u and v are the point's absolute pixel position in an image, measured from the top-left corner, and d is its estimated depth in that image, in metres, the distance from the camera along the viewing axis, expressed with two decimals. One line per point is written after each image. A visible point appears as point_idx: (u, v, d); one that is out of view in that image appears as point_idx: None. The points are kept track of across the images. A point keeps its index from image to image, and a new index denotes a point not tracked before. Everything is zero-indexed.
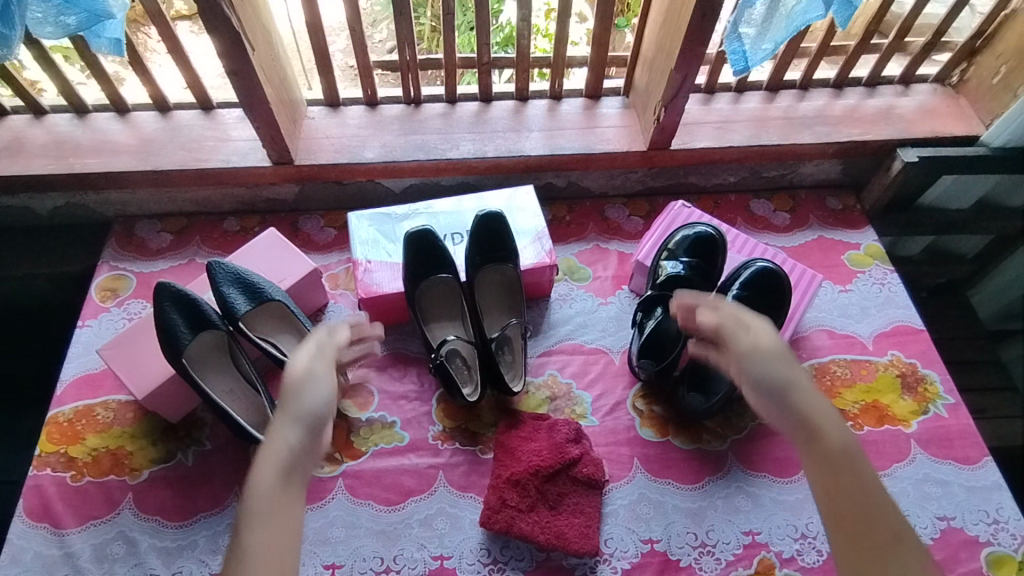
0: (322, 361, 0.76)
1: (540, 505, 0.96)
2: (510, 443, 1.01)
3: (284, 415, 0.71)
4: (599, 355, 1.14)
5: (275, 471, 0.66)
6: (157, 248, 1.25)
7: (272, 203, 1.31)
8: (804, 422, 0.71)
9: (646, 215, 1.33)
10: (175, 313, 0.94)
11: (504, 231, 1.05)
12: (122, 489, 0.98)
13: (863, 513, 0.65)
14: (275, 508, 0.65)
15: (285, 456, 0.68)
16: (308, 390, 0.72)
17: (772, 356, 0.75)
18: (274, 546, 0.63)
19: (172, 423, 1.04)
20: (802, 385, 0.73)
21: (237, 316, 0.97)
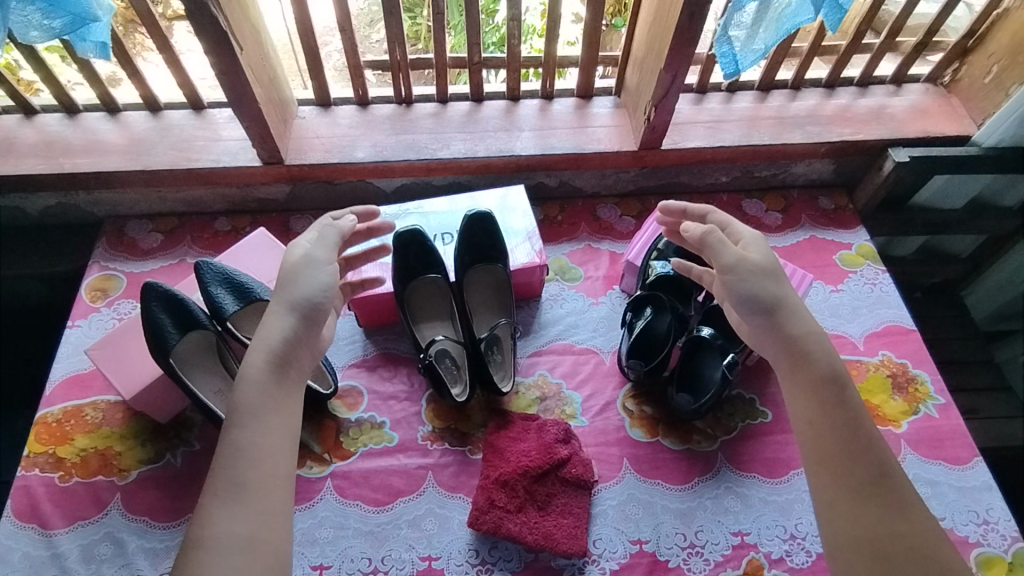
0: (322, 257, 0.80)
1: (529, 506, 0.96)
2: (499, 444, 1.01)
3: (284, 300, 0.76)
4: (590, 355, 1.14)
5: (262, 360, 0.72)
6: (147, 248, 1.25)
7: (263, 203, 1.30)
8: (793, 343, 0.77)
9: (637, 216, 1.33)
10: (163, 314, 0.93)
11: (493, 231, 1.05)
12: (110, 490, 0.98)
13: (841, 420, 0.72)
14: (268, 391, 0.71)
15: (279, 344, 0.73)
16: (302, 283, 0.77)
17: (764, 273, 0.80)
18: (275, 424, 0.69)
19: (161, 423, 1.04)
20: (792, 305, 0.79)
21: (224, 317, 0.96)
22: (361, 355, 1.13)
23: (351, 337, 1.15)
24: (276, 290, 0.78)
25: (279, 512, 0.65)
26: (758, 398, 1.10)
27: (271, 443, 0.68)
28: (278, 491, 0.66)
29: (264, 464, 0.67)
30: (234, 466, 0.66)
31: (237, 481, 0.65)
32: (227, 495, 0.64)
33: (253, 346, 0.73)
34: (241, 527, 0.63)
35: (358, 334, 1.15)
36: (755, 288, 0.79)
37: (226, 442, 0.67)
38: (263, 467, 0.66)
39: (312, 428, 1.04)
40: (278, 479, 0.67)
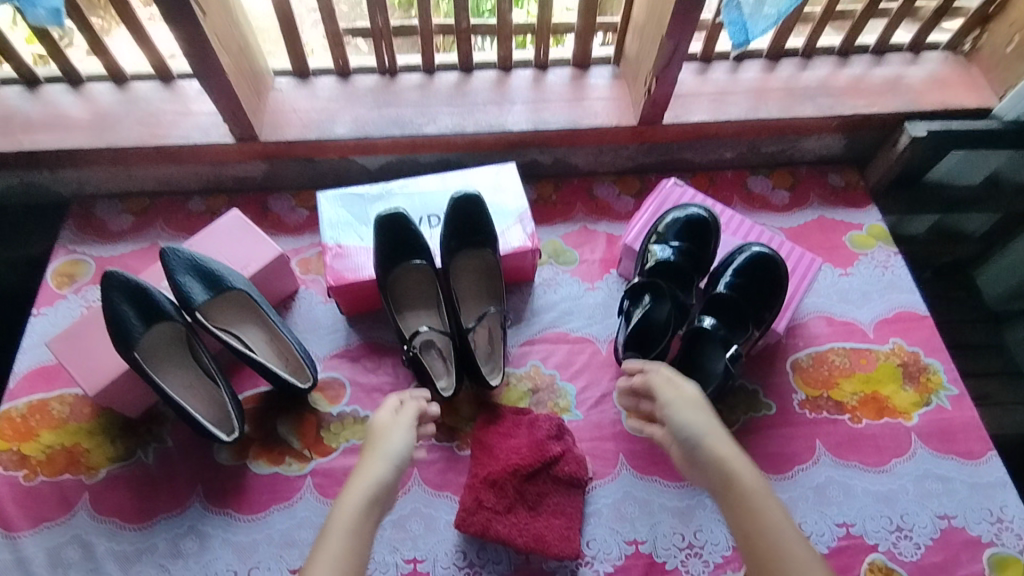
0: (409, 416, 0.85)
1: (519, 507, 0.91)
2: (488, 441, 0.96)
3: (380, 456, 0.78)
4: (585, 344, 1.08)
5: (362, 497, 0.73)
6: (118, 231, 1.16)
7: (240, 181, 1.21)
8: (721, 466, 0.74)
9: (637, 195, 1.26)
10: (126, 305, 0.86)
11: (482, 215, 0.97)
12: (78, 489, 0.92)
13: (771, 543, 0.67)
14: (362, 521, 0.71)
15: (381, 481, 0.75)
16: (399, 437, 0.81)
17: (694, 408, 0.80)
18: (351, 555, 0.68)
19: (131, 418, 0.98)
20: (720, 433, 0.77)
21: (193, 308, 0.90)
22: (344, 345, 1.07)
23: (333, 325, 1.08)
24: (369, 445, 0.81)
25: None
26: (762, 388, 1.04)
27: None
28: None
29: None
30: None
31: None
32: None
33: (355, 478, 0.76)
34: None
35: (340, 322, 1.09)
36: (688, 421, 0.78)
37: (314, 560, 0.67)
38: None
39: (291, 422, 0.99)
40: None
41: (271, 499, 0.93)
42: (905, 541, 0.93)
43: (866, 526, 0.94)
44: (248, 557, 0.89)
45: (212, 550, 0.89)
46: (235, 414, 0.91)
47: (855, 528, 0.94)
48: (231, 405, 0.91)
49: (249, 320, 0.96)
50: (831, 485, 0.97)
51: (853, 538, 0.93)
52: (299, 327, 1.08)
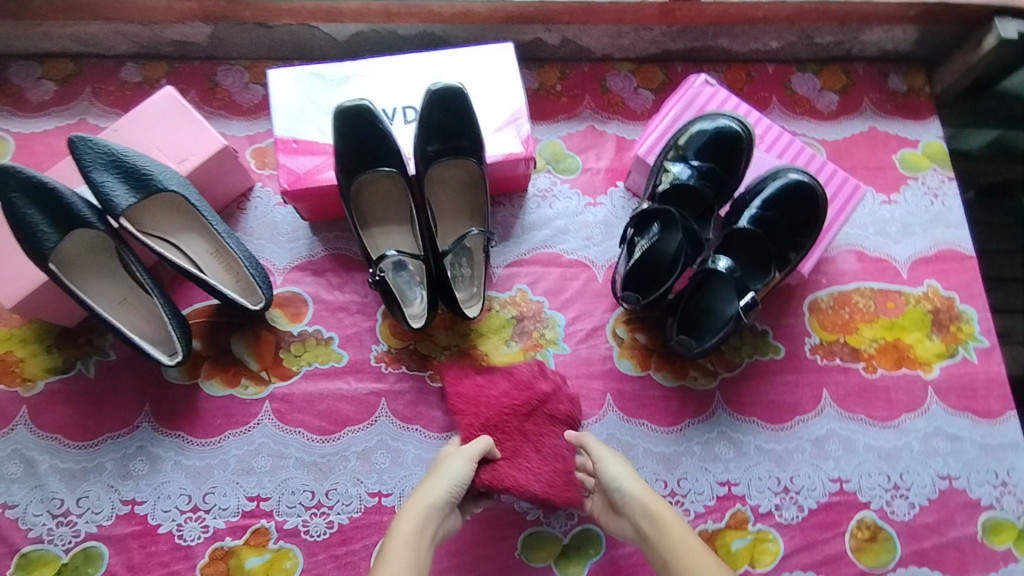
0: (472, 449, 0.78)
1: (527, 446, 0.84)
2: (468, 391, 0.87)
3: (439, 479, 0.74)
4: (579, 269, 0.96)
5: (419, 516, 0.70)
6: (38, 101, 0.98)
7: (181, 47, 1.00)
8: (651, 515, 0.71)
9: (658, 89, 1.06)
10: (32, 210, 0.73)
11: (465, 114, 0.80)
12: (13, 402, 0.84)
13: None
14: (421, 544, 0.68)
15: (438, 503, 0.71)
16: (459, 459, 0.76)
17: (624, 464, 0.77)
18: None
19: (68, 326, 0.87)
20: (648, 486, 0.74)
21: (117, 213, 0.76)
22: (307, 256, 0.94)
23: (294, 233, 0.95)
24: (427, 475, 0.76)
25: None
26: (771, 330, 0.94)
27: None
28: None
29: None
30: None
31: None
32: None
33: (413, 498, 0.72)
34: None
35: (302, 230, 0.95)
36: (624, 482, 0.74)
37: None
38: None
39: (247, 340, 0.89)
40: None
41: (225, 423, 0.86)
42: (900, 500, 0.88)
43: (861, 482, 0.88)
44: (202, 482, 0.83)
45: (164, 473, 0.83)
46: (175, 334, 0.80)
47: (849, 485, 0.88)
48: (169, 324, 0.79)
49: (188, 228, 0.82)
50: (831, 439, 0.89)
51: (846, 495, 0.88)
52: (254, 233, 0.94)
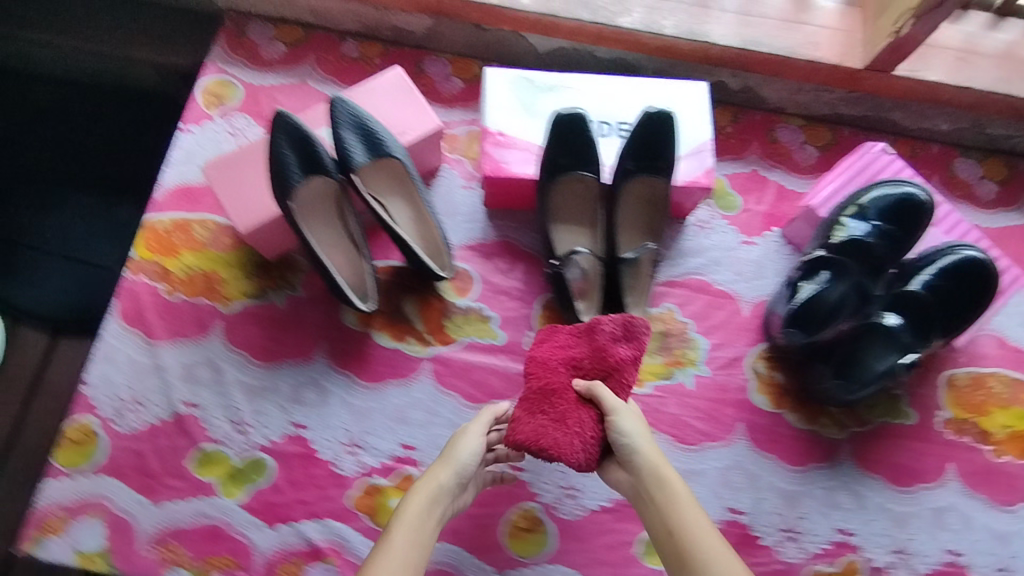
0: (482, 427, 0.81)
1: (579, 412, 0.80)
2: (542, 354, 0.85)
3: (448, 464, 0.78)
4: (727, 300, 1.02)
5: (424, 504, 0.75)
6: (268, 58, 1.08)
7: (398, 33, 1.10)
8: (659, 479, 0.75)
9: (823, 148, 1.11)
10: (288, 150, 0.82)
11: (670, 140, 0.86)
12: (212, 315, 0.94)
13: (703, 562, 0.69)
14: (425, 524, 0.74)
15: (444, 491, 0.76)
16: (467, 444, 0.79)
17: (636, 421, 0.79)
18: (412, 558, 0.72)
19: (267, 259, 0.97)
20: (655, 447, 0.78)
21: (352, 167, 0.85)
22: (479, 239, 1.02)
23: (472, 215, 1.03)
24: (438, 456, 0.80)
25: None
26: (905, 396, 0.98)
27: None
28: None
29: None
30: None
31: None
32: None
33: (421, 483, 0.77)
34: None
35: (480, 214, 1.03)
36: (636, 439, 0.77)
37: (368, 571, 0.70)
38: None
39: (416, 302, 0.97)
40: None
41: (389, 373, 0.94)
42: None
43: (973, 558, 0.91)
44: (362, 421, 0.92)
45: (330, 406, 0.92)
46: (372, 285, 0.89)
47: (961, 558, 0.91)
48: (370, 274, 0.88)
49: (398, 193, 0.91)
50: (948, 511, 0.92)
51: (956, 568, 0.91)
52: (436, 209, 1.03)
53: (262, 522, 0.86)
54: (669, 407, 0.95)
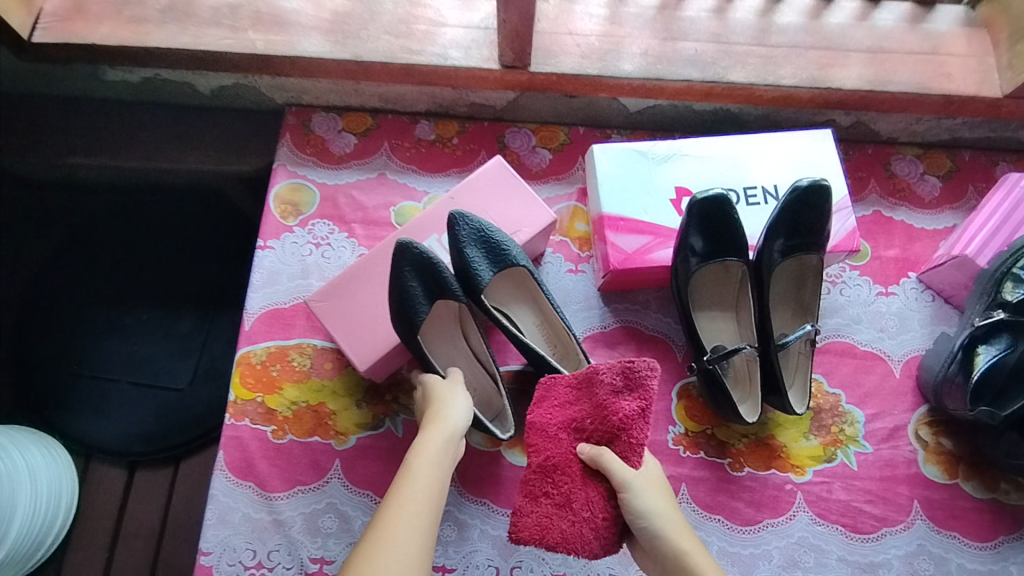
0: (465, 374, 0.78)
1: (586, 491, 0.71)
2: (538, 419, 0.75)
3: (454, 404, 0.72)
4: (874, 363, 0.93)
5: (441, 441, 0.67)
6: (340, 153, 1.00)
7: (474, 108, 1.02)
8: (683, 562, 0.64)
9: (946, 176, 1.03)
10: (414, 280, 0.75)
11: (823, 214, 0.79)
12: (328, 455, 0.85)
13: None
14: (443, 462, 0.66)
15: (458, 430, 0.70)
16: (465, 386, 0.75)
17: (652, 489, 0.69)
18: (434, 493, 0.63)
19: (376, 381, 0.89)
20: (677, 521, 0.67)
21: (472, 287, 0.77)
22: (598, 328, 0.93)
23: (586, 301, 0.94)
24: (432, 404, 0.73)
25: None
26: None
27: (432, 518, 0.61)
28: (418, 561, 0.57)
29: (416, 542, 0.58)
30: (400, 535, 0.58)
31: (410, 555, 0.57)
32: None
33: (430, 426, 0.69)
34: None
35: (595, 300, 0.94)
36: (654, 516, 0.66)
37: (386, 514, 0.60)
38: (416, 548, 0.58)
39: None
40: (424, 554, 0.58)
41: None
42: None
43: None
44: (509, 554, 0.83)
45: (471, 541, 0.83)
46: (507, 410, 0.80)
47: None
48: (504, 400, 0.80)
49: (523, 299, 0.83)
50: None
51: None
52: None
53: None
54: (836, 493, 0.87)
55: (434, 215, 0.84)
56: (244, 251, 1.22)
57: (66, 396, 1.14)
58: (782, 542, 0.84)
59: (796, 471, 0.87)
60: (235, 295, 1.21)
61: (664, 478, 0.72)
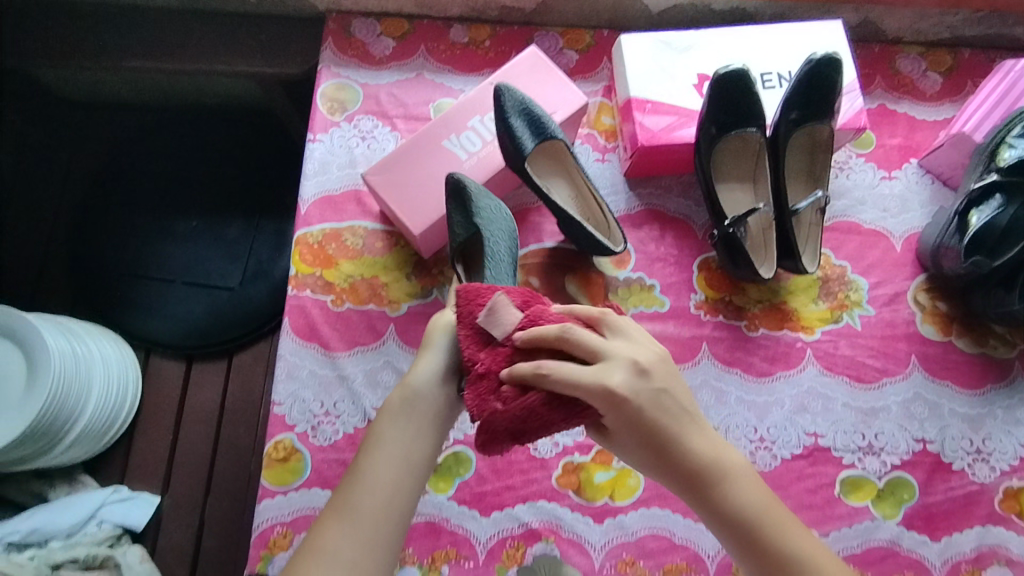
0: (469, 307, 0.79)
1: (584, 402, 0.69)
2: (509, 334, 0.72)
3: (429, 353, 0.74)
4: (878, 238, 1.01)
5: (400, 400, 0.72)
6: (380, 56, 1.06)
7: (506, 11, 1.08)
8: (690, 484, 0.65)
9: (947, 73, 1.10)
10: (455, 216, 0.85)
11: (835, 86, 0.87)
12: (383, 320, 0.95)
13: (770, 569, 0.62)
14: (407, 416, 0.71)
15: (421, 384, 0.72)
16: (450, 329, 0.76)
17: (633, 429, 0.64)
18: (394, 450, 0.69)
19: (422, 257, 0.97)
20: (673, 451, 0.64)
21: (473, 215, 0.84)
22: (624, 210, 1.01)
23: (613, 187, 1.02)
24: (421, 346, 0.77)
25: (383, 544, 0.63)
26: None
27: (401, 481, 0.67)
28: (386, 525, 0.64)
29: (368, 493, 0.65)
30: (355, 494, 0.65)
31: (358, 504, 0.64)
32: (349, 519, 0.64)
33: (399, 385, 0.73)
34: (350, 542, 0.62)
35: (621, 185, 1.02)
36: (646, 454, 0.66)
37: (354, 468, 0.68)
38: (367, 499, 0.65)
39: (578, 281, 0.97)
40: (394, 512, 0.65)
41: None
42: None
43: None
44: None
45: None
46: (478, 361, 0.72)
47: None
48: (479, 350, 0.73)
49: (559, 175, 0.92)
50: None
51: None
52: None
53: (475, 512, 0.88)
54: (842, 349, 0.96)
55: (473, 99, 0.92)
56: (285, 159, 1.26)
57: (124, 298, 1.19)
58: (792, 391, 0.94)
59: (806, 331, 0.97)
60: (275, 200, 1.24)
61: (648, 397, 0.63)
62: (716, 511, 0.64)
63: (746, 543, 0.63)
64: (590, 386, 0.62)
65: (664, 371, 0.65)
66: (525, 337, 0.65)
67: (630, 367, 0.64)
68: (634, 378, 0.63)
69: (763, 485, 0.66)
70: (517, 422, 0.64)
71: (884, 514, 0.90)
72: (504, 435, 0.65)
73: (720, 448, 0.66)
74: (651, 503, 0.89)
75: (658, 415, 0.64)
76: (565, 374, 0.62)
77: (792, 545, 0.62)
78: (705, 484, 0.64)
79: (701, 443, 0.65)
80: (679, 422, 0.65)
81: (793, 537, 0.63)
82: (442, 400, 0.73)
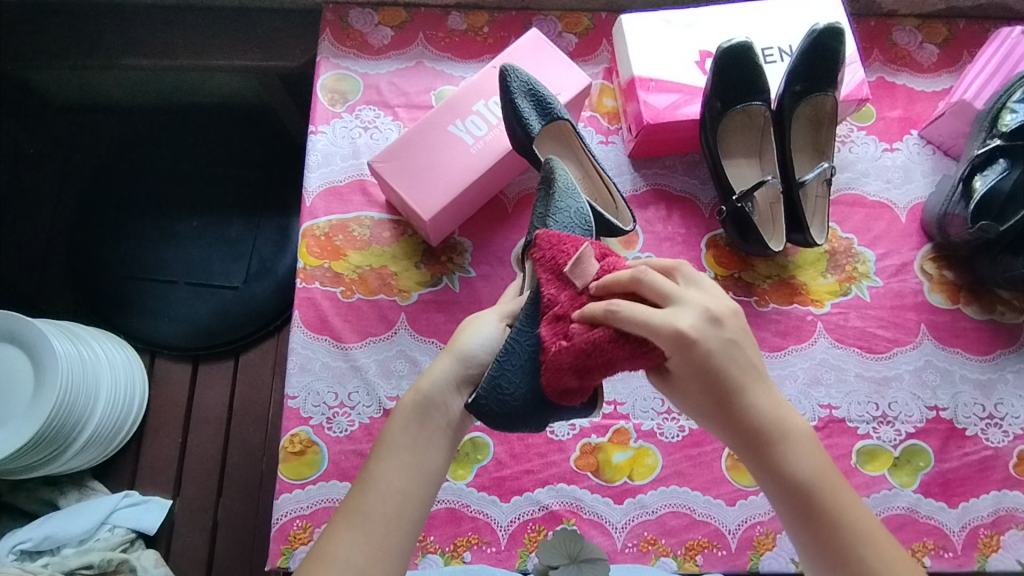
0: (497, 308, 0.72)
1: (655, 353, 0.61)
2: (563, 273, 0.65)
3: (448, 355, 0.68)
4: (883, 210, 1.02)
5: (413, 403, 0.65)
6: (378, 45, 1.06)
7: None
8: (751, 439, 0.59)
9: (942, 44, 1.11)
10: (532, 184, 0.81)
11: (838, 57, 0.89)
12: (394, 309, 0.94)
13: (831, 539, 0.57)
14: (421, 421, 0.64)
15: (436, 389, 0.66)
16: (474, 333, 0.70)
17: (701, 373, 0.58)
18: (406, 456, 0.62)
19: (431, 245, 0.97)
20: (741, 400, 0.59)
21: (549, 212, 0.74)
22: (631, 191, 1.01)
23: (618, 168, 1.02)
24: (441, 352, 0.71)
25: (394, 557, 0.57)
26: None
27: (414, 490, 0.60)
28: (399, 537, 0.58)
29: (377, 500, 0.59)
30: (363, 501, 0.59)
31: (367, 511, 0.58)
32: (356, 527, 0.57)
33: (411, 388, 0.67)
34: (358, 556, 0.56)
35: (626, 166, 1.02)
36: (707, 404, 0.60)
37: (363, 473, 0.62)
38: (377, 506, 0.58)
39: None
40: (404, 527, 0.58)
41: None
42: None
43: None
44: None
45: None
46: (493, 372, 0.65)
47: None
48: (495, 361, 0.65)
49: (565, 156, 0.91)
50: None
51: None
52: None
53: (496, 497, 0.88)
54: (852, 321, 0.97)
55: (477, 85, 0.92)
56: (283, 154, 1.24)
57: (127, 300, 1.17)
58: (805, 364, 0.95)
59: (816, 304, 0.97)
60: (276, 196, 1.23)
61: (724, 344, 0.57)
62: (776, 476, 0.59)
63: (805, 512, 0.58)
64: (658, 328, 0.56)
65: (736, 322, 0.59)
66: (602, 282, 0.61)
67: (702, 313, 0.57)
68: (705, 325, 0.57)
69: (826, 456, 0.60)
70: (582, 359, 0.59)
71: (901, 482, 0.91)
72: (568, 371, 0.60)
73: (787, 411, 0.60)
74: (670, 481, 0.89)
75: (728, 368, 0.58)
76: (634, 313, 0.56)
77: (851, 516, 0.57)
78: (771, 447, 0.59)
79: (764, 396, 0.59)
80: (745, 375, 0.59)
81: (854, 508, 0.58)
82: (457, 408, 0.66)
